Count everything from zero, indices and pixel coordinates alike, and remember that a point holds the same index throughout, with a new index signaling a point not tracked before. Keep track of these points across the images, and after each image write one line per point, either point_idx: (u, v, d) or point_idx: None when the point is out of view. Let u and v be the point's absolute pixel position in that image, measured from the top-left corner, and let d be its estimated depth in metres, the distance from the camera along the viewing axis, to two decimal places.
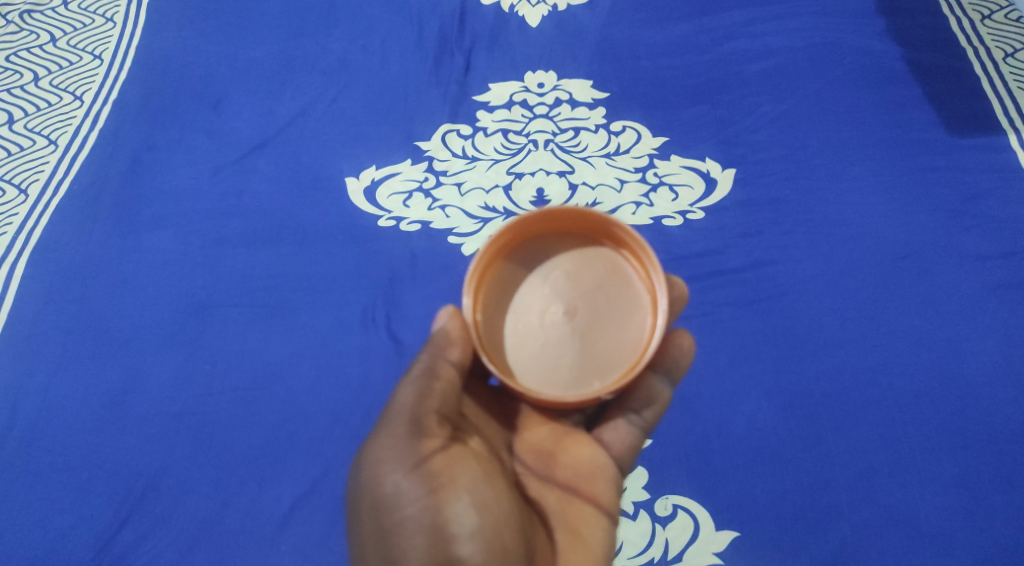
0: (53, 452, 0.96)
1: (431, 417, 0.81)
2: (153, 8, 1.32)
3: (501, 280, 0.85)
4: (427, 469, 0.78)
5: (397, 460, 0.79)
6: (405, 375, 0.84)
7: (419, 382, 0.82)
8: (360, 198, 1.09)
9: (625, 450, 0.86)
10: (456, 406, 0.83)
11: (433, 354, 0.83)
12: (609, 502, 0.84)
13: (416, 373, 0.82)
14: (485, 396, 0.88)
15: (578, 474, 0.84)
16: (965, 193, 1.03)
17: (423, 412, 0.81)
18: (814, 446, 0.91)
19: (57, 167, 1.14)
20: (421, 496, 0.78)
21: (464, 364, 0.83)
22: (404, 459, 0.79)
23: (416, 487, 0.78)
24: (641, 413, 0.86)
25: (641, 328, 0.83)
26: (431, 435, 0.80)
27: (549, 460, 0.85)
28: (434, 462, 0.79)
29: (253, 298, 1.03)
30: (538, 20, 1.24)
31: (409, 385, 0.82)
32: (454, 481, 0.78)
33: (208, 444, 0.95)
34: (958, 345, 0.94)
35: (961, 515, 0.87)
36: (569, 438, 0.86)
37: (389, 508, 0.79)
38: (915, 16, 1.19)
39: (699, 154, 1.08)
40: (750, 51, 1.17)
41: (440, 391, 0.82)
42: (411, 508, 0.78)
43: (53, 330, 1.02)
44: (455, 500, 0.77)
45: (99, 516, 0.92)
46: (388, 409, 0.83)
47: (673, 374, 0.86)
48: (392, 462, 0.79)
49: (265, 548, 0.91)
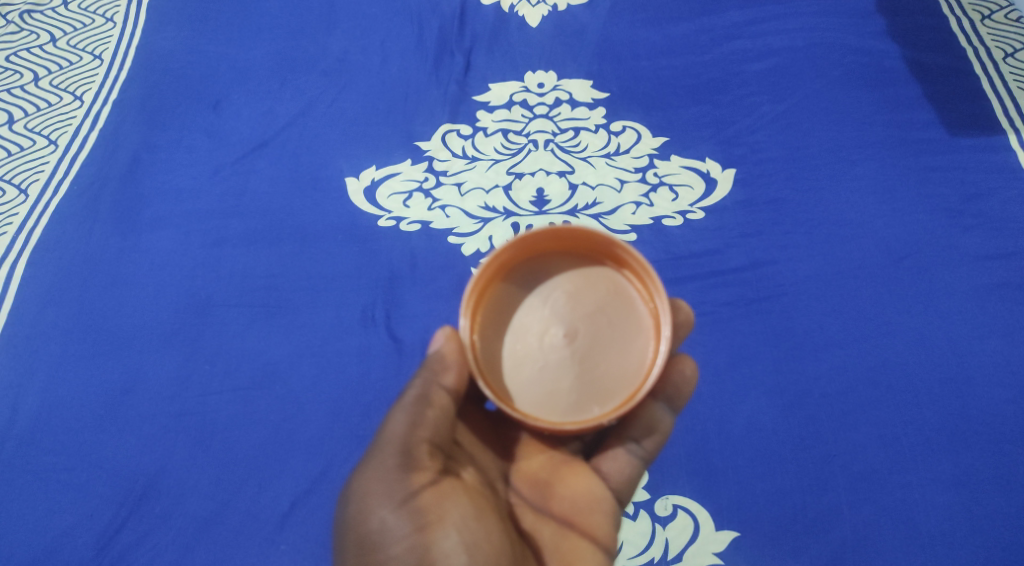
0: (52, 453, 0.92)
1: (422, 448, 0.79)
2: (153, 8, 1.33)
3: (499, 299, 0.82)
4: (414, 505, 0.77)
5: (384, 495, 0.77)
6: (398, 401, 0.81)
7: (411, 409, 0.80)
8: (360, 197, 1.08)
9: (624, 481, 0.86)
10: (449, 435, 0.81)
11: (427, 379, 0.80)
12: (606, 537, 0.83)
13: (407, 400, 0.80)
14: (479, 422, 0.87)
15: (575, 506, 0.84)
16: (965, 193, 1.04)
17: (414, 443, 0.79)
18: (814, 446, 0.89)
19: (57, 166, 1.13)
20: (409, 534, 0.76)
21: (457, 390, 0.81)
22: (392, 495, 0.77)
23: (403, 524, 0.77)
24: (642, 442, 0.86)
25: (642, 353, 0.80)
26: (422, 469, 0.78)
27: (546, 490, 0.85)
28: (423, 498, 0.77)
29: (252, 297, 1.00)
30: (538, 20, 1.27)
31: (400, 412, 0.80)
32: (443, 518, 0.77)
33: (208, 444, 0.92)
34: (956, 344, 0.94)
35: (963, 515, 0.86)
36: (566, 467, 0.86)
37: (375, 545, 0.77)
38: (914, 16, 1.22)
39: (700, 155, 1.10)
40: (749, 51, 1.20)
41: (432, 419, 0.80)
42: (397, 547, 0.76)
43: (53, 329, 0.99)
44: (443, 540, 0.76)
45: (98, 516, 0.89)
46: (378, 437, 0.81)
47: (675, 403, 0.86)
48: (379, 496, 0.77)
49: (264, 547, 0.87)
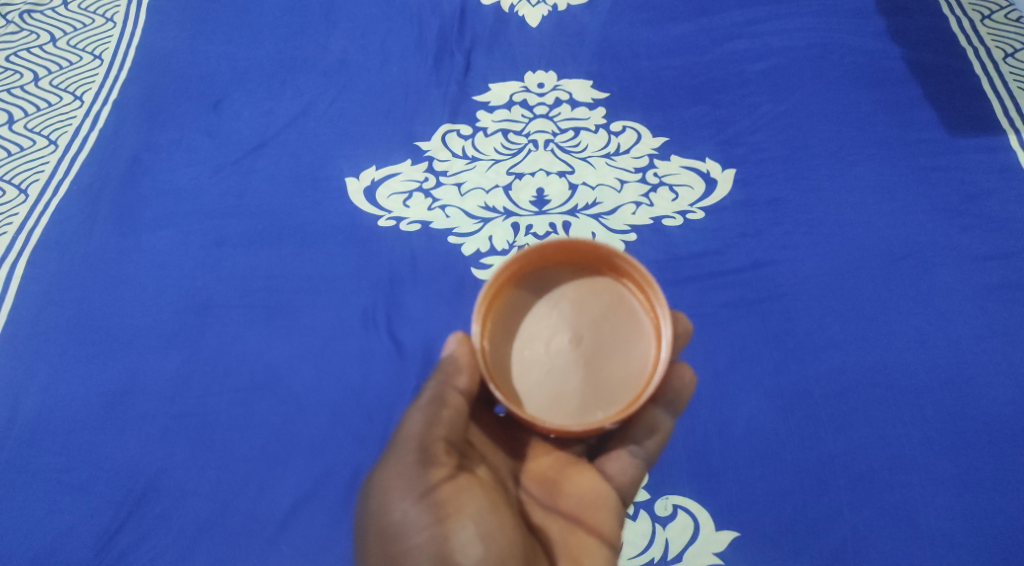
0: (52, 454, 0.92)
1: (438, 445, 0.80)
2: (153, 8, 1.33)
3: (509, 307, 0.82)
4: (434, 498, 0.77)
5: (404, 488, 0.78)
6: (413, 402, 0.82)
7: (427, 409, 0.81)
8: (360, 198, 1.08)
9: (628, 482, 0.86)
10: (463, 434, 0.82)
11: (441, 381, 0.81)
12: (612, 533, 0.83)
13: (424, 400, 0.81)
14: (490, 424, 0.88)
15: (582, 503, 0.84)
16: (966, 193, 1.04)
17: (431, 440, 0.79)
18: (814, 447, 0.89)
19: (56, 167, 1.13)
20: (428, 525, 0.76)
21: (471, 392, 0.82)
22: (411, 488, 0.78)
23: (423, 516, 0.77)
24: (643, 443, 0.87)
25: (645, 359, 0.81)
26: (439, 464, 0.79)
27: (553, 488, 0.85)
28: (441, 491, 0.78)
29: (252, 298, 1.00)
30: (538, 20, 1.27)
31: (417, 412, 0.81)
32: (460, 510, 0.77)
33: (208, 445, 0.92)
34: (956, 345, 0.94)
35: (963, 515, 0.86)
36: (573, 467, 0.86)
37: (395, 535, 0.77)
38: (914, 16, 1.22)
39: (700, 155, 1.10)
40: (750, 51, 1.20)
41: (448, 418, 0.81)
42: (417, 537, 0.76)
43: (53, 330, 0.99)
44: (460, 531, 0.76)
45: (99, 516, 0.89)
46: (396, 436, 0.82)
47: (674, 407, 0.87)
48: (399, 490, 0.78)
49: (266, 548, 0.87)
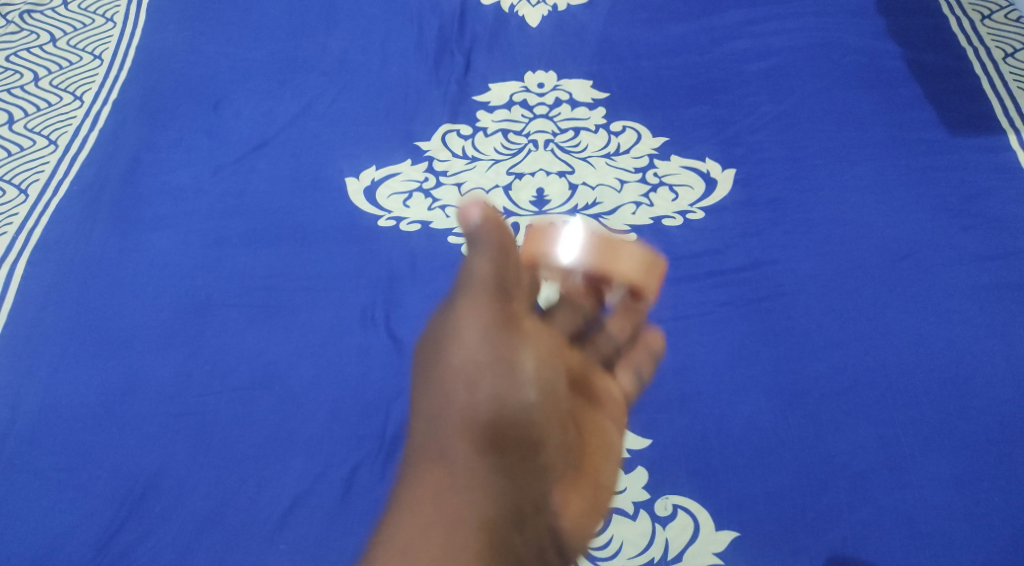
0: (52, 453, 0.90)
1: (510, 283, 0.75)
2: (153, 9, 1.35)
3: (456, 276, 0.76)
4: (500, 339, 0.72)
5: (475, 321, 0.73)
6: (473, 243, 0.77)
7: (495, 252, 0.76)
8: (360, 198, 1.08)
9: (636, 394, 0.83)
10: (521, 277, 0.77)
11: (484, 249, 0.76)
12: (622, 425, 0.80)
13: (490, 244, 0.76)
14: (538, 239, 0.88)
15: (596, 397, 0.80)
16: (966, 193, 1.04)
17: (504, 280, 0.75)
18: (815, 446, 0.87)
19: (56, 167, 1.13)
20: (490, 364, 0.71)
21: (510, 256, 0.77)
22: (479, 319, 0.72)
23: (487, 345, 0.71)
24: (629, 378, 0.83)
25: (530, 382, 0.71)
26: (510, 304, 0.74)
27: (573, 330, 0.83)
28: (510, 330, 0.73)
29: (252, 298, 1.00)
30: (538, 19, 1.29)
31: (484, 253, 0.76)
32: (521, 352, 0.72)
33: (207, 444, 0.90)
34: (958, 342, 0.93)
35: (964, 514, 0.83)
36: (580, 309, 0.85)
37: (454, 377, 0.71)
38: (913, 17, 1.23)
39: (700, 154, 1.10)
40: (750, 51, 1.21)
41: (513, 264, 0.76)
42: (470, 395, 0.70)
43: (53, 330, 0.98)
44: (523, 367, 0.71)
45: (100, 516, 0.87)
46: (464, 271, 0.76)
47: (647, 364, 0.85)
48: (467, 320, 0.73)
49: (264, 548, 0.84)
